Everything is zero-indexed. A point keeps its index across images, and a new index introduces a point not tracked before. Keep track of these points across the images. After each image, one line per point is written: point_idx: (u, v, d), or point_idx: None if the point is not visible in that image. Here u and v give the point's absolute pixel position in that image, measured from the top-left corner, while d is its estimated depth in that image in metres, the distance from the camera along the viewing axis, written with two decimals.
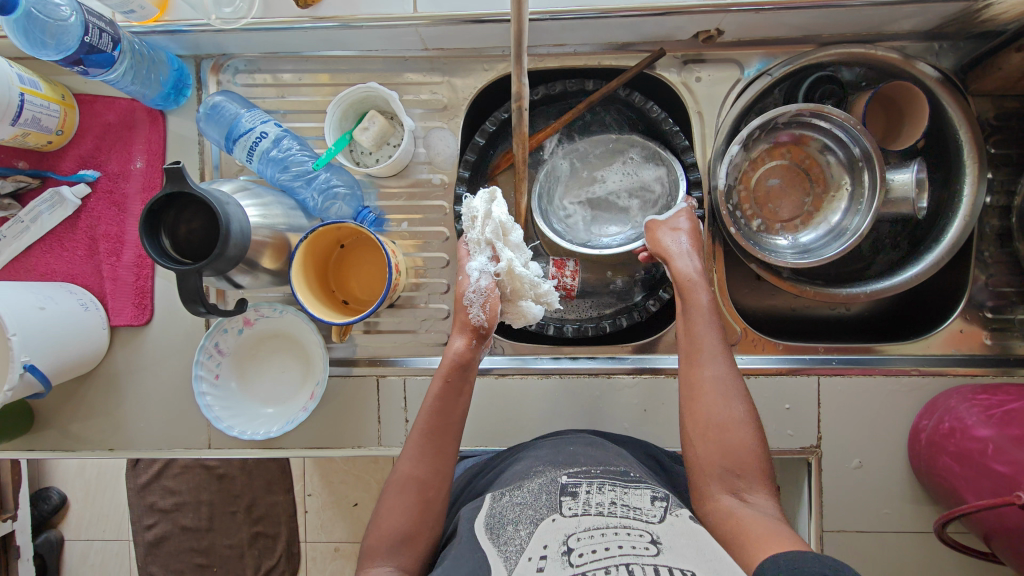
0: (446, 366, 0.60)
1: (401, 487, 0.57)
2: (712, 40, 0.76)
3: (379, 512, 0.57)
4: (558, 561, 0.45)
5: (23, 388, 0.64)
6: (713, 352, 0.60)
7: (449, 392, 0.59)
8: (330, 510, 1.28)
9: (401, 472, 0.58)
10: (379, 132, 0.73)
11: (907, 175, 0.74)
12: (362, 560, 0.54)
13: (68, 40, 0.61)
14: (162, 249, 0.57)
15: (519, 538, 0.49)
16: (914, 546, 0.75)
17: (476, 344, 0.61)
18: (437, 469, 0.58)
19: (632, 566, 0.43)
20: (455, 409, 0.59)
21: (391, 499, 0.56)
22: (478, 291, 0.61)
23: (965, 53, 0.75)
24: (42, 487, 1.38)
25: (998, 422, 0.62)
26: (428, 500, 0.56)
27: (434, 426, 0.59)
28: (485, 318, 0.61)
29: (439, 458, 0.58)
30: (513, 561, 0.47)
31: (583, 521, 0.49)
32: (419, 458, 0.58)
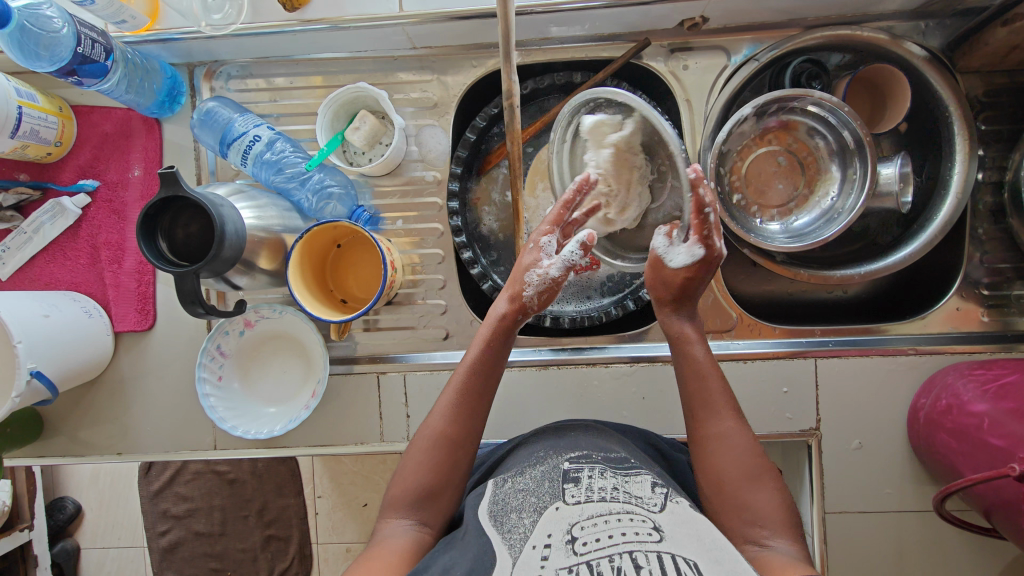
0: (489, 330, 0.62)
1: (432, 442, 0.59)
2: (698, 28, 0.76)
3: (403, 467, 0.59)
4: (562, 550, 0.46)
5: (31, 394, 0.65)
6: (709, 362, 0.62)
7: (490, 356, 0.61)
8: (340, 511, 1.30)
9: (432, 427, 0.60)
10: (370, 132, 0.74)
11: (891, 168, 0.74)
12: (383, 510, 0.57)
13: (61, 51, 0.62)
14: (159, 252, 0.58)
15: (523, 525, 0.49)
16: (919, 527, 0.75)
17: (521, 317, 0.62)
18: (468, 428, 0.59)
19: (636, 554, 0.44)
20: (493, 373, 0.61)
21: (418, 454, 0.59)
22: (546, 275, 0.62)
23: (952, 30, 0.74)
24: (57, 497, 1.41)
25: (993, 396, 0.62)
26: (457, 457, 0.58)
27: (469, 387, 0.60)
28: (539, 300, 0.63)
29: (470, 419, 0.60)
30: (517, 548, 0.47)
31: (586, 509, 0.49)
32: (453, 417, 0.59)
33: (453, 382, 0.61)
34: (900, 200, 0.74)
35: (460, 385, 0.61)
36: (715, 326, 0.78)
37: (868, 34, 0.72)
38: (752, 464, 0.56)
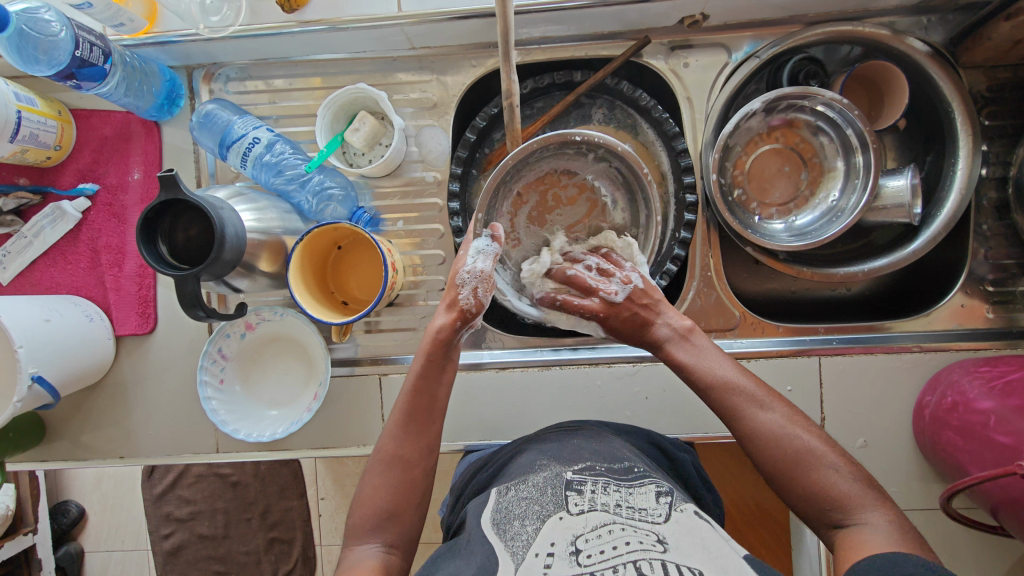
0: (429, 344, 0.61)
1: (386, 464, 0.58)
2: (698, 25, 0.75)
3: (362, 491, 0.58)
4: (565, 560, 0.45)
5: (32, 399, 0.65)
6: (756, 398, 0.57)
7: (431, 369, 0.60)
8: (343, 513, 1.29)
9: (384, 449, 0.59)
10: (370, 132, 0.73)
11: (901, 181, 0.71)
12: (347, 535, 0.56)
13: (60, 55, 0.62)
14: (159, 256, 0.58)
15: (526, 534, 0.49)
16: (926, 525, 0.74)
17: (460, 325, 0.61)
18: (420, 447, 0.59)
19: (640, 563, 0.43)
20: (436, 389, 0.60)
21: (374, 476, 0.58)
22: (472, 274, 0.62)
23: (954, 25, 0.74)
24: (60, 501, 1.41)
25: (1000, 393, 0.62)
26: (412, 477, 0.58)
27: (416, 406, 0.60)
28: (474, 300, 0.62)
29: (421, 436, 0.59)
30: (520, 556, 0.47)
31: (589, 519, 0.49)
32: (402, 436, 0.59)
33: (401, 401, 0.60)
34: (912, 213, 0.71)
35: (403, 407, 0.59)
36: (718, 325, 0.78)
37: (870, 29, 0.72)
38: (806, 454, 0.53)
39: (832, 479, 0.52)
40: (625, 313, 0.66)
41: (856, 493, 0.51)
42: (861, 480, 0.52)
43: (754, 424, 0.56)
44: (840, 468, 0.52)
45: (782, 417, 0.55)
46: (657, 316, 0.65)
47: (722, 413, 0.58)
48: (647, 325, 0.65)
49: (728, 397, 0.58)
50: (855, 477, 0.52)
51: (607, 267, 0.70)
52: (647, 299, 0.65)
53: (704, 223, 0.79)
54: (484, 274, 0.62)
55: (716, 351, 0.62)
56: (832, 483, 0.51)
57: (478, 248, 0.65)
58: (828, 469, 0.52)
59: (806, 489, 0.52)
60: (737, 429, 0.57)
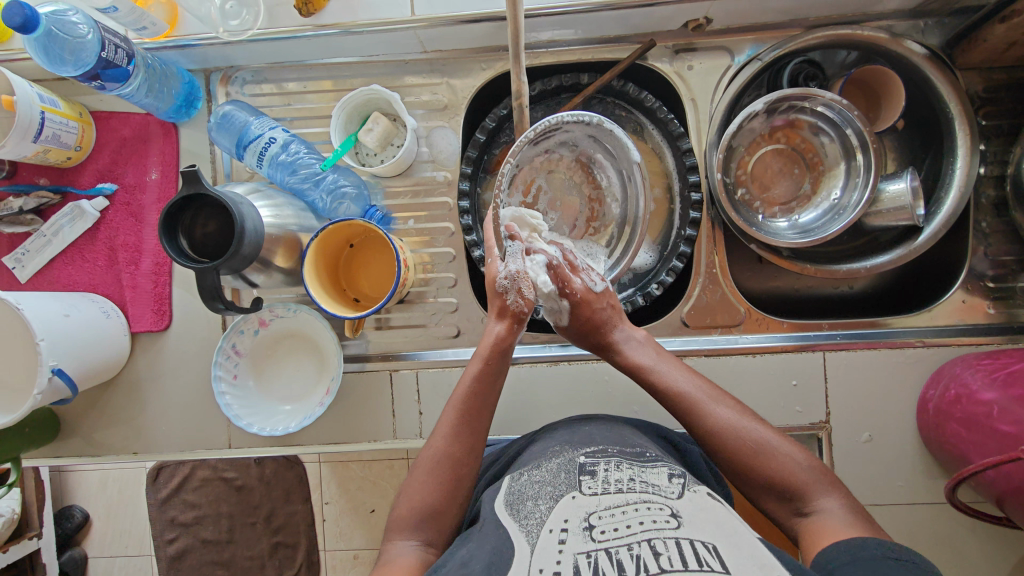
0: (487, 348, 0.62)
1: (435, 463, 0.59)
2: (701, 29, 0.78)
3: (406, 488, 0.59)
4: (580, 535, 0.46)
5: (51, 392, 0.66)
6: (712, 398, 0.60)
7: (489, 373, 0.61)
8: (347, 518, 1.27)
9: (435, 448, 0.59)
10: (383, 133, 0.75)
11: (902, 185, 0.73)
12: (388, 530, 0.57)
13: (85, 56, 0.64)
14: (180, 249, 0.59)
15: (540, 512, 0.50)
16: (932, 519, 0.75)
17: (516, 328, 0.62)
18: (470, 447, 0.60)
19: (655, 541, 0.44)
20: (491, 392, 0.61)
21: (422, 475, 0.59)
22: (511, 279, 0.61)
23: (950, 29, 0.76)
24: (65, 505, 1.41)
25: (1001, 383, 0.63)
26: (459, 477, 0.58)
27: (470, 407, 0.60)
28: (525, 303, 0.61)
29: (472, 438, 0.60)
30: (535, 534, 0.48)
31: (604, 500, 0.49)
32: (453, 437, 0.59)
33: (455, 401, 0.61)
34: (914, 214, 0.71)
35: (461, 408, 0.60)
36: (724, 321, 0.79)
37: (869, 32, 0.74)
38: (766, 446, 0.56)
39: (788, 467, 0.55)
40: (592, 311, 0.66)
41: (809, 476, 0.54)
42: (816, 466, 0.55)
43: (712, 425, 0.58)
44: (795, 454, 0.56)
45: (739, 414, 0.58)
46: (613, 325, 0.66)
47: (681, 416, 0.60)
48: (602, 329, 0.66)
49: (685, 401, 0.60)
50: (808, 461, 0.56)
51: (592, 266, 0.72)
52: (609, 302, 0.68)
53: (708, 222, 0.80)
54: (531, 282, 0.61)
55: (670, 361, 0.64)
56: (789, 467, 0.55)
57: (508, 248, 0.64)
58: (784, 455, 0.55)
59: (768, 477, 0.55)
60: (698, 428, 0.59)
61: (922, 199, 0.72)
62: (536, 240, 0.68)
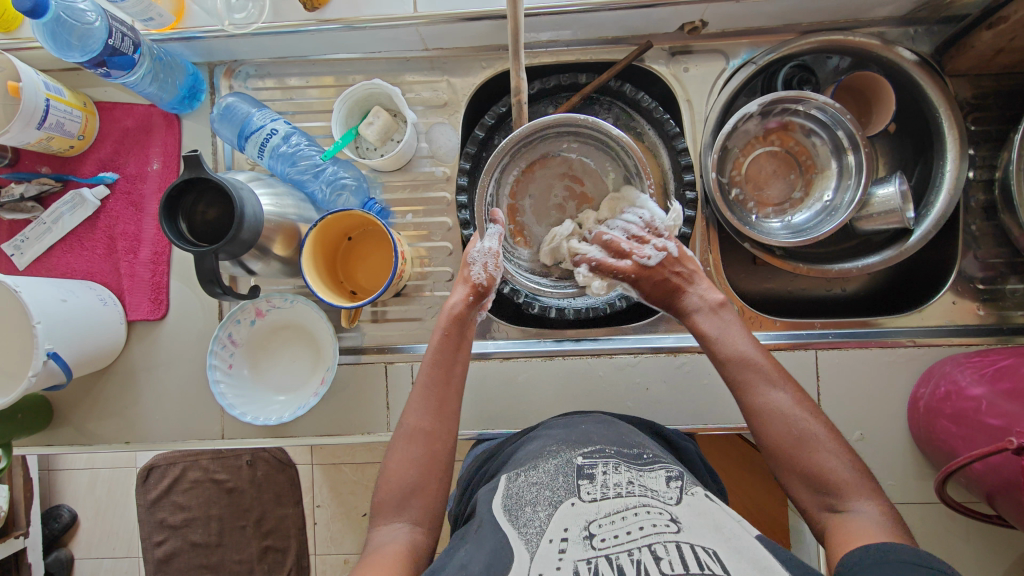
0: (446, 320, 0.63)
1: (410, 437, 0.60)
2: (697, 32, 0.80)
3: (388, 467, 0.59)
4: (580, 544, 0.47)
5: (46, 375, 0.66)
6: (772, 378, 0.59)
7: (448, 345, 0.62)
8: (338, 522, 1.30)
9: (409, 423, 0.60)
10: (383, 127, 0.76)
11: (891, 189, 0.74)
12: (374, 515, 0.58)
13: (93, 43, 0.66)
14: (179, 233, 0.60)
15: (539, 519, 0.50)
16: (925, 519, 0.75)
17: (474, 301, 0.64)
18: (441, 422, 0.60)
19: (656, 546, 0.45)
20: (455, 362, 0.62)
21: (400, 449, 0.59)
22: (483, 253, 0.65)
23: (940, 36, 0.78)
24: (53, 506, 1.40)
25: (990, 379, 0.64)
26: (435, 452, 0.59)
27: (435, 378, 0.61)
28: (485, 275, 0.64)
29: (442, 411, 0.60)
30: (534, 543, 0.48)
31: (603, 505, 0.50)
32: (424, 410, 0.60)
33: (422, 373, 0.62)
34: (904, 217, 0.73)
35: (433, 379, 0.61)
36: None
37: (860, 39, 0.76)
38: (813, 438, 0.55)
39: (831, 465, 0.54)
40: (653, 280, 0.66)
41: (849, 477, 0.53)
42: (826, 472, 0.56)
43: (769, 404, 0.57)
44: (841, 455, 0.55)
45: (795, 400, 0.57)
46: (687, 288, 0.65)
47: (737, 388, 0.60)
48: (678, 293, 0.66)
49: (743, 371, 0.59)
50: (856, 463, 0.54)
51: (642, 232, 0.68)
52: (679, 269, 0.66)
53: (703, 221, 0.82)
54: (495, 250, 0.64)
55: (740, 327, 0.62)
56: (830, 466, 0.54)
57: (488, 229, 0.68)
58: (828, 452, 0.55)
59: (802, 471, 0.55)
60: (749, 404, 0.58)
61: (911, 202, 0.73)
62: (578, 248, 0.72)
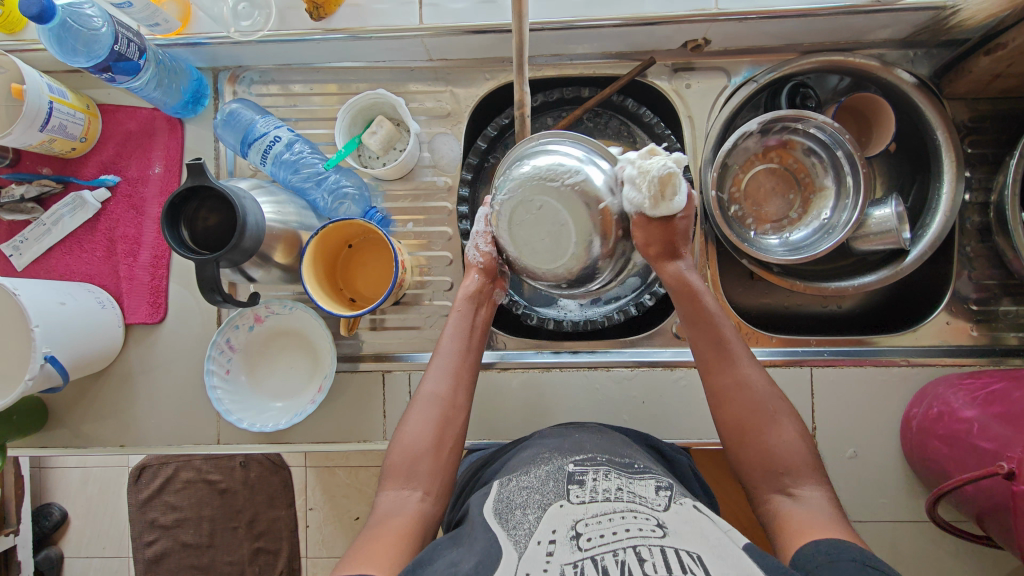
0: (460, 297, 0.67)
1: (427, 401, 0.61)
2: (700, 49, 0.80)
3: (401, 430, 0.60)
4: (567, 545, 0.47)
5: (43, 379, 0.66)
6: (744, 355, 0.61)
7: (466, 315, 0.66)
8: (331, 525, 1.27)
9: (426, 388, 0.62)
10: (386, 136, 0.77)
11: (887, 210, 0.75)
12: (383, 477, 0.58)
13: (98, 48, 0.66)
14: (181, 240, 0.60)
15: (528, 522, 0.50)
16: (914, 536, 0.76)
17: (485, 277, 0.67)
18: (457, 386, 0.62)
19: (640, 548, 0.45)
20: (474, 332, 0.66)
21: (415, 413, 0.60)
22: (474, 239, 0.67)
23: (938, 60, 0.79)
24: (42, 504, 1.39)
25: (982, 402, 0.65)
26: (452, 416, 0.61)
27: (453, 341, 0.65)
28: (482, 253, 0.67)
29: (459, 378, 0.63)
30: (523, 544, 0.48)
31: (591, 509, 0.50)
32: (441, 376, 0.62)
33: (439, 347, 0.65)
34: (901, 237, 0.74)
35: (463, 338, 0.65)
36: None
37: (860, 60, 0.77)
38: (775, 414, 0.58)
39: (787, 444, 0.56)
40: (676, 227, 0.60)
41: (801, 458, 0.56)
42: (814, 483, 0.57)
43: (746, 376, 0.59)
44: (798, 435, 0.57)
45: (765, 377, 0.60)
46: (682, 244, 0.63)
47: (713, 362, 0.61)
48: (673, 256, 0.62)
49: (721, 348, 0.61)
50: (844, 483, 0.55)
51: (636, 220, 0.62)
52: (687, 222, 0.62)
53: (702, 236, 0.82)
54: (484, 231, 0.66)
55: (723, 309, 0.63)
56: (790, 444, 0.56)
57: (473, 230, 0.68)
58: (791, 431, 0.57)
59: (765, 447, 0.56)
60: (722, 376, 0.60)
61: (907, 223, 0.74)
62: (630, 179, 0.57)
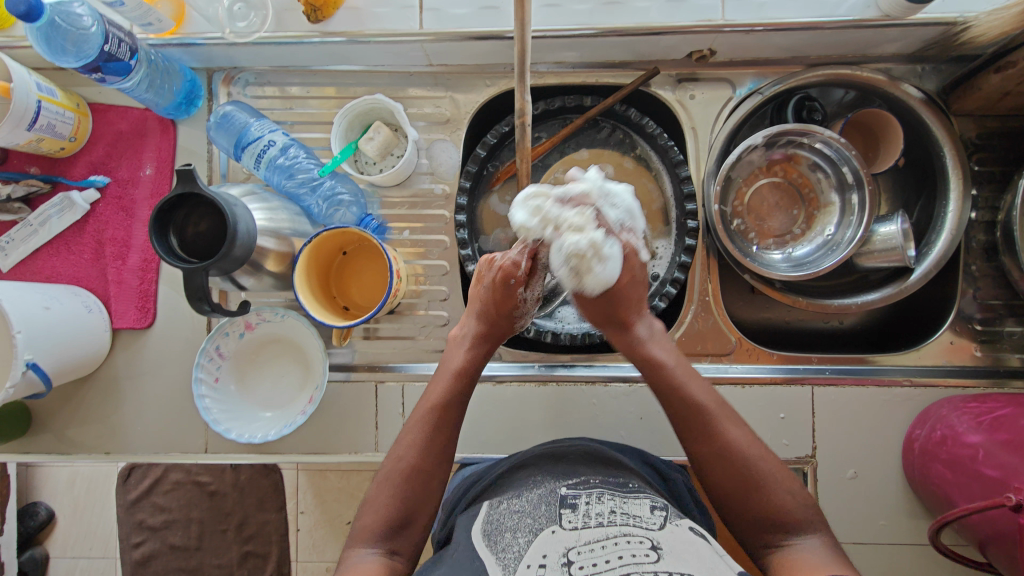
0: (461, 363, 0.64)
1: (403, 477, 0.58)
2: (705, 60, 0.79)
3: (364, 508, 0.58)
4: (558, 572, 0.45)
5: (25, 386, 0.64)
6: (728, 416, 0.59)
7: (466, 379, 0.64)
8: (322, 529, 1.23)
9: (407, 462, 0.59)
10: (383, 142, 0.75)
11: (893, 227, 0.74)
12: (352, 539, 0.57)
13: (88, 48, 0.64)
14: (170, 248, 0.59)
15: (518, 545, 0.49)
16: (913, 559, 0.74)
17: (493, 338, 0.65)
18: (441, 458, 0.60)
19: None
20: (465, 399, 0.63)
21: (389, 489, 0.58)
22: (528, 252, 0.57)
23: (946, 75, 0.78)
24: (29, 503, 1.37)
25: (987, 428, 0.63)
26: (428, 489, 0.58)
27: (446, 408, 0.61)
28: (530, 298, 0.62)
29: (441, 449, 0.60)
30: (512, 568, 0.46)
31: (583, 534, 0.48)
32: (427, 448, 0.59)
33: (425, 412, 0.62)
34: (905, 255, 0.72)
35: (433, 416, 0.61)
36: (714, 349, 0.79)
37: (867, 74, 0.75)
38: (769, 477, 0.56)
39: (784, 506, 0.54)
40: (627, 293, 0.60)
41: (800, 515, 0.54)
42: (812, 507, 0.55)
43: (729, 441, 0.57)
44: (795, 493, 0.56)
45: (750, 439, 0.58)
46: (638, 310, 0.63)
47: (697, 431, 0.59)
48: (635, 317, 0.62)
49: (701, 417, 0.59)
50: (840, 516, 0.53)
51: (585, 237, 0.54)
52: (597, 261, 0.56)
53: (704, 250, 0.81)
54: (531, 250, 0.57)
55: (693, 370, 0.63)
56: (785, 503, 0.55)
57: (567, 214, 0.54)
58: (786, 491, 0.55)
59: (761, 511, 0.55)
60: (708, 445, 0.58)
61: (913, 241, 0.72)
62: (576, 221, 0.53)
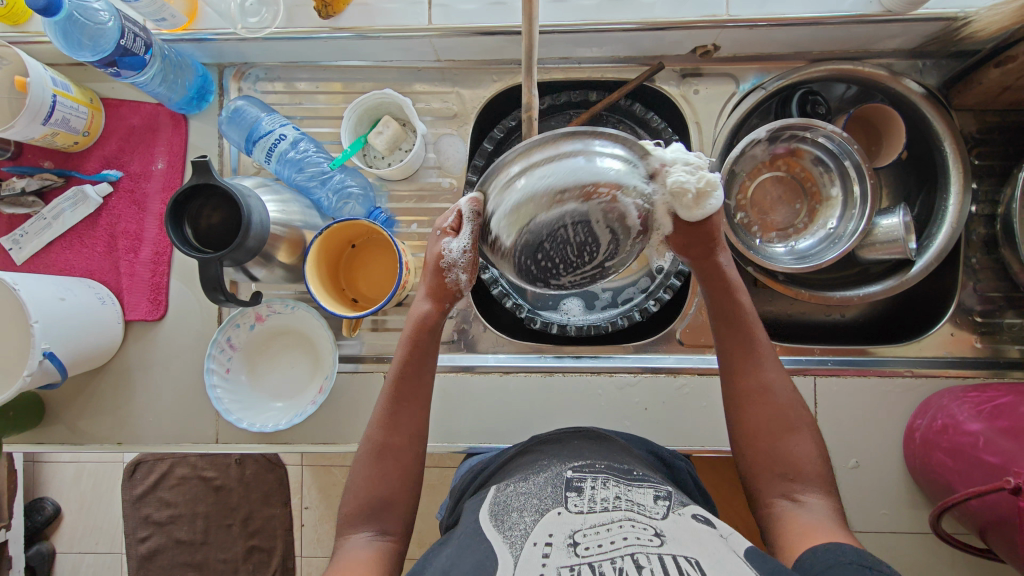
0: (412, 328, 0.62)
1: (377, 454, 0.60)
2: (709, 55, 0.80)
3: (351, 483, 0.60)
4: (564, 551, 0.46)
5: (41, 375, 0.65)
6: (765, 358, 0.62)
7: (416, 352, 0.62)
8: (327, 523, 1.25)
9: (374, 439, 0.61)
10: (392, 137, 0.76)
11: (895, 219, 0.75)
12: (341, 527, 0.58)
13: (105, 42, 0.66)
14: (185, 238, 0.60)
15: (524, 523, 0.50)
16: (914, 548, 0.76)
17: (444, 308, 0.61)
18: (410, 434, 0.61)
19: (638, 556, 0.44)
20: (424, 369, 0.62)
21: (363, 468, 0.60)
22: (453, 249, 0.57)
23: (947, 70, 0.79)
24: (35, 498, 1.38)
25: (987, 416, 0.64)
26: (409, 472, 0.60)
27: (402, 388, 0.62)
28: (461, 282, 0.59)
29: (404, 425, 0.61)
30: (518, 545, 0.48)
31: (589, 517, 0.49)
32: (393, 425, 0.61)
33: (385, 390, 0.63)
34: (907, 247, 0.73)
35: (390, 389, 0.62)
36: None
37: (869, 69, 0.77)
38: (795, 422, 0.59)
39: (803, 454, 0.57)
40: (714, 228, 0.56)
41: (810, 469, 0.56)
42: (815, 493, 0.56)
43: (768, 380, 0.61)
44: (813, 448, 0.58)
45: (785, 381, 0.61)
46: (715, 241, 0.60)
47: (733, 363, 0.63)
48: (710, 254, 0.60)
49: (737, 357, 0.63)
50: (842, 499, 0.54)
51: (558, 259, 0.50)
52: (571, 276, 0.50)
53: None
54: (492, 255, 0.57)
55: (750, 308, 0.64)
56: (801, 452, 0.57)
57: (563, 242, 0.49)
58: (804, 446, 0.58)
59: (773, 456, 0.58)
60: (743, 380, 0.62)
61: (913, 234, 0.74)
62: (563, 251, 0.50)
